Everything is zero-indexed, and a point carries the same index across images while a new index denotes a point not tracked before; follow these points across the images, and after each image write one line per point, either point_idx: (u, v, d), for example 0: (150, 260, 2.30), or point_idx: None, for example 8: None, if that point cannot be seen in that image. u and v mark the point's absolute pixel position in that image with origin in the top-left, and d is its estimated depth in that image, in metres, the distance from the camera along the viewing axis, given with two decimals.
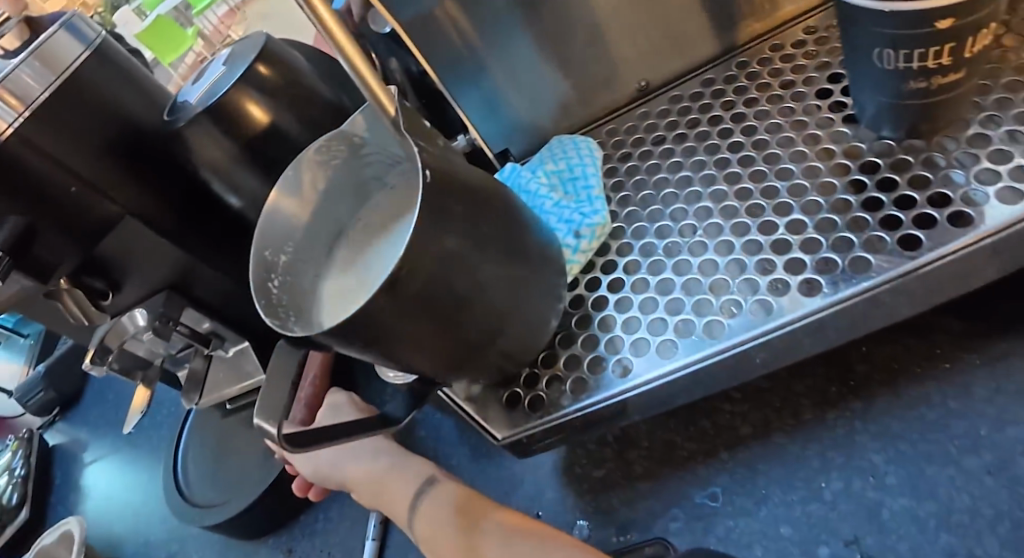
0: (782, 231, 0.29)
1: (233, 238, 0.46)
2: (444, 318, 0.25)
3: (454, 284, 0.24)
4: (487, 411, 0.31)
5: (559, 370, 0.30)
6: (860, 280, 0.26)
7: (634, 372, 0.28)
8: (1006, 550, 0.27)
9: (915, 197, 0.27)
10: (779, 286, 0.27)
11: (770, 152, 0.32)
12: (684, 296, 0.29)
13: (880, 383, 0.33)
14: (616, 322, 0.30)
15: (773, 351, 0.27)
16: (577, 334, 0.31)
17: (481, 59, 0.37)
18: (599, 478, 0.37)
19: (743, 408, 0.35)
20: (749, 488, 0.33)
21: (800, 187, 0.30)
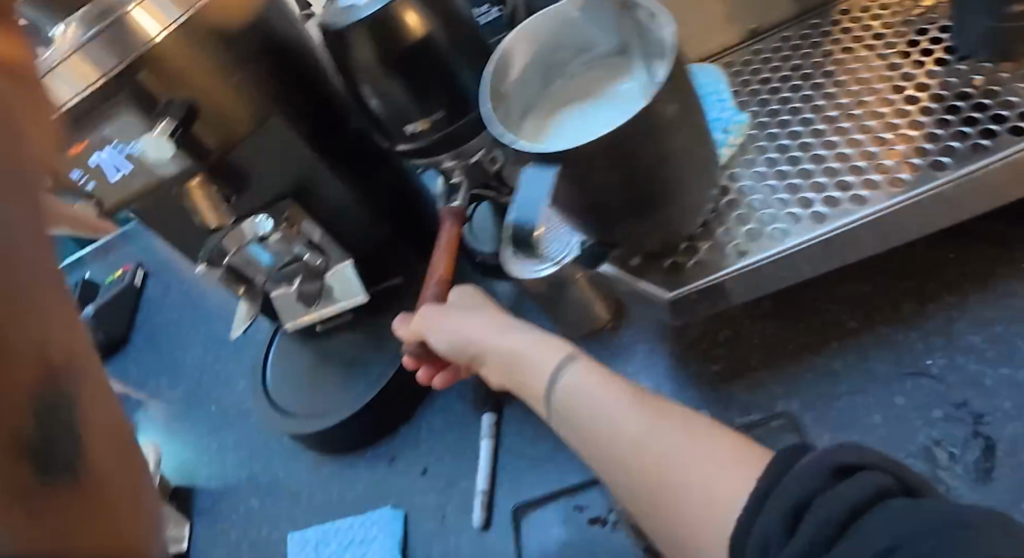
0: (905, 129, 0.34)
1: (351, 155, 0.47)
2: (653, 162, 0.29)
3: (667, 131, 0.28)
4: (653, 277, 0.34)
5: (717, 240, 0.34)
6: (981, 158, 0.31)
7: (788, 237, 0.33)
8: None
9: (1016, 99, 0.33)
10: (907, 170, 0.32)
11: (883, 73, 0.37)
12: (823, 180, 0.34)
13: (972, 280, 0.38)
14: (765, 202, 0.34)
15: (908, 219, 0.32)
16: (729, 213, 0.35)
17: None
18: (717, 371, 0.40)
19: (849, 305, 0.39)
20: (862, 369, 0.37)
21: (914, 97, 0.35)
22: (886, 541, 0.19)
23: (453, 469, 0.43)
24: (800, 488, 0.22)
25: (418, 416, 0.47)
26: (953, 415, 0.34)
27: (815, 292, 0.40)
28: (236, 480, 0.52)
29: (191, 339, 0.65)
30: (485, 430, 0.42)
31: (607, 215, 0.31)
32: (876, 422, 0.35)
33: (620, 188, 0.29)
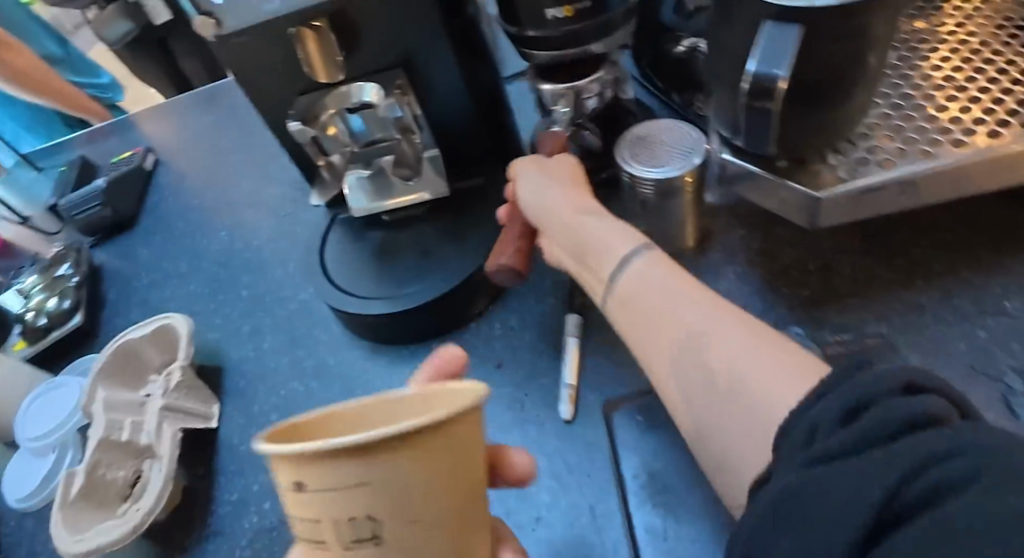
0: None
1: (466, 35, 0.46)
2: (855, 54, 0.30)
3: (878, 26, 0.29)
4: (800, 178, 0.37)
5: (864, 152, 0.37)
6: None
7: (935, 157, 0.37)
8: None
9: None
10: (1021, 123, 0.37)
11: (1004, 39, 0.42)
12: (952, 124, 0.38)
13: None
14: (908, 129, 0.38)
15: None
16: (872, 133, 0.38)
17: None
18: (806, 295, 0.42)
19: (935, 249, 0.42)
20: (947, 304, 0.40)
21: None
22: (945, 447, 0.17)
23: (531, 363, 0.43)
24: (864, 386, 0.19)
25: (489, 314, 0.47)
26: None
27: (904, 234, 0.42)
28: (275, 363, 0.50)
29: (213, 226, 0.62)
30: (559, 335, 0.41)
31: (799, 109, 0.32)
32: (961, 349, 0.38)
33: (823, 78, 0.30)
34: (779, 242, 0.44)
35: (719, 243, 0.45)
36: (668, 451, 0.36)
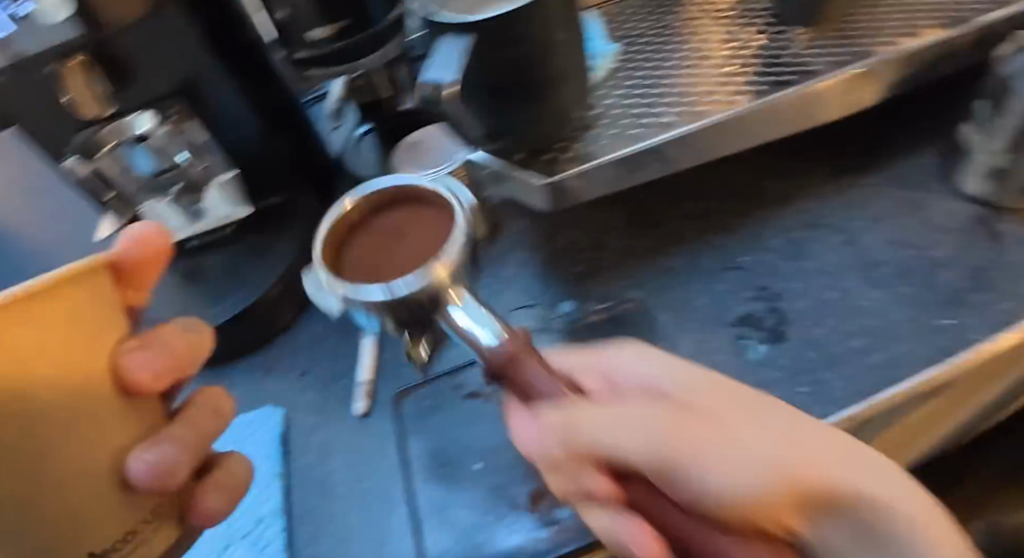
0: (736, 70, 0.44)
1: (244, 62, 0.48)
2: (536, 52, 0.34)
3: (551, 28, 0.34)
4: (534, 168, 0.40)
5: (590, 140, 0.41)
6: (788, 90, 0.42)
7: (649, 137, 0.41)
8: (857, 280, 0.42)
9: (818, 53, 0.44)
10: (736, 99, 0.42)
11: (723, 32, 0.47)
12: (680, 106, 0.42)
13: (774, 201, 0.47)
14: (630, 115, 0.42)
15: (736, 129, 0.42)
16: (599, 122, 0.42)
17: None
18: (577, 271, 0.46)
19: (688, 220, 0.47)
20: (693, 265, 0.45)
21: (746, 51, 0.46)
22: None
23: (335, 364, 0.45)
24: None
25: (300, 325, 0.49)
26: (758, 294, 0.43)
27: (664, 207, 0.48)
28: None
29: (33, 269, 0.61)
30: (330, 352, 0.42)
31: (501, 103, 0.36)
32: (702, 302, 0.43)
33: (514, 76, 0.35)
34: (557, 228, 0.49)
35: (508, 232, 0.49)
36: (448, 428, 0.40)
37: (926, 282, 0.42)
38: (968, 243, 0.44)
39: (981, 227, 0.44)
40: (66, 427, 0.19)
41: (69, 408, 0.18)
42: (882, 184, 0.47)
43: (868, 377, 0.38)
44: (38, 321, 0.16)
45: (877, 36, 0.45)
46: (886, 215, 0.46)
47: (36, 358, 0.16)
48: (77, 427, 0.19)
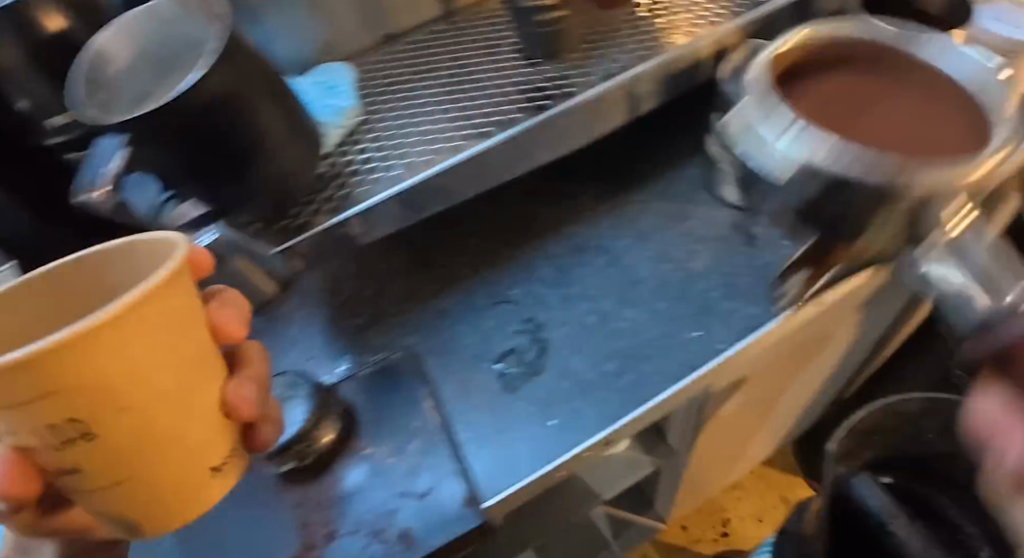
0: (477, 107, 0.45)
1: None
2: (233, 128, 0.36)
3: (240, 102, 0.35)
4: (266, 236, 0.41)
5: (321, 201, 0.42)
6: (513, 129, 0.43)
7: (376, 193, 0.42)
8: (616, 302, 0.44)
9: (553, 83, 0.46)
10: (465, 141, 0.44)
11: (474, 65, 0.48)
12: (411, 153, 0.43)
13: (548, 228, 0.49)
14: (362, 170, 0.43)
15: (469, 172, 0.43)
16: (332, 181, 0.43)
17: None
18: (359, 323, 0.47)
19: (466, 259, 0.48)
20: (467, 305, 0.46)
21: (494, 82, 0.46)
22: None
23: None
24: None
25: None
26: (523, 327, 0.44)
27: (442, 246, 0.49)
28: None
29: None
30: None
31: (215, 179, 0.37)
32: (470, 342, 0.44)
33: (216, 154, 0.36)
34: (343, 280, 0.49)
35: None
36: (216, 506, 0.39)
37: (682, 294, 0.43)
38: (725, 249, 0.45)
39: (739, 232, 0.46)
40: (171, 413, 0.20)
41: (182, 397, 0.20)
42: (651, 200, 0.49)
43: (619, 397, 0.40)
44: (133, 332, 0.17)
45: (602, 60, 0.47)
46: (653, 230, 0.47)
47: (145, 368, 0.18)
48: (179, 418, 0.20)
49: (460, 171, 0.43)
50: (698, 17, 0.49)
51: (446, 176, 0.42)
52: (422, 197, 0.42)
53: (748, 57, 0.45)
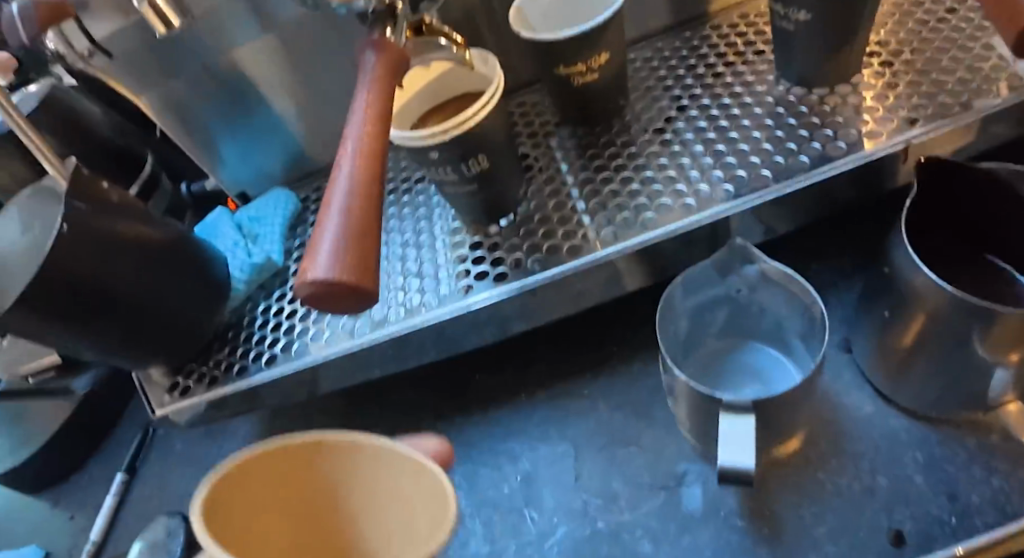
0: (393, 276, 0.39)
1: None
2: (84, 312, 0.34)
3: (89, 287, 0.34)
4: (155, 392, 0.41)
5: (211, 366, 0.41)
6: (415, 318, 0.36)
7: (254, 375, 0.38)
8: (508, 535, 0.36)
9: (487, 256, 0.37)
10: (366, 319, 0.38)
11: (410, 215, 0.41)
12: (310, 328, 0.39)
13: (478, 402, 0.42)
14: (256, 335, 0.41)
15: (370, 354, 0.37)
16: (231, 340, 0.41)
17: (244, 109, 0.46)
18: None
19: (386, 417, 0.44)
20: None
21: (423, 241, 0.40)
22: None
23: (87, 520, 0.49)
24: None
25: (78, 469, 0.53)
26: None
27: (368, 393, 0.45)
28: None
29: None
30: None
31: (79, 349, 0.36)
32: None
33: (75, 334, 0.34)
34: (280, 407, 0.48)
35: None
36: None
37: (580, 552, 0.34)
38: (661, 502, 0.35)
39: (687, 482, 0.35)
40: None
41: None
42: (598, 395, 0.40)
43: None
44: None
45: (548, 233, 0.37)
46: (586, 443, 0.38)
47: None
48: None
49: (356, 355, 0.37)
50: (695, 173, 0.36)
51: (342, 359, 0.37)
52: (317, 375, 0.38)
53: (731, 261, 0.33)
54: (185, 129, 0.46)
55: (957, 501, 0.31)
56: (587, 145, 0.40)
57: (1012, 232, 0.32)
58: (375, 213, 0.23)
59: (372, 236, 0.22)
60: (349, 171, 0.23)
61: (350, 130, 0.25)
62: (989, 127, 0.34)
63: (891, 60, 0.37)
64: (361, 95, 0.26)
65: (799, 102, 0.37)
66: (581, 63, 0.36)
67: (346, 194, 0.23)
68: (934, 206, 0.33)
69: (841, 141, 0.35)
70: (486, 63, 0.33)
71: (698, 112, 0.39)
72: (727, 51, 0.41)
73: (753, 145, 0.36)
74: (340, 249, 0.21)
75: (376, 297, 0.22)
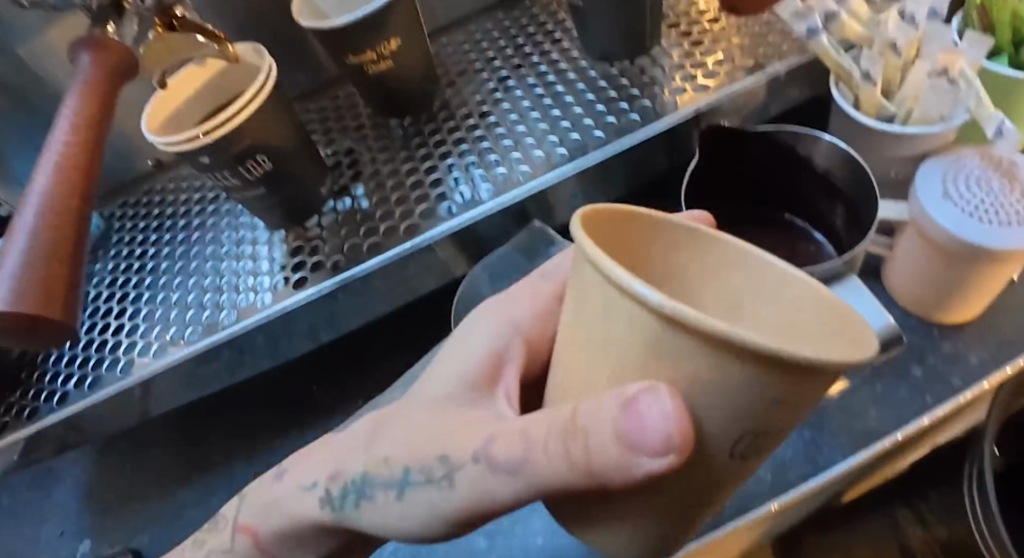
0: (196, 291, 0.36)
1: None
2: None
3: None
4: None
5: (0, 412, 0.36)
6: (219, 331, 0.33)
7: (44, 415, 0.34)
8: None
9: (293, 259, 0.35)
10: (165, 338, 0.34)
11: (212, 224, 0.39)
12: (101, 357, 0.35)
13: (318, 415, 0.40)
14: (48, 371, 0.36)
15: (180, 377, 0.34)
16: (24, 379, 0.36)
17: (31, 121, 0.42)
18: (110, 499, 0.42)
19: (225, 440, 0.41)
20: (207, 502, 0.40)
21: (228, 251, 0.37)
22: None
23: None
24: None
25: None
26: None
27: (206, 417, 0.43)
28: None
29: None
30: (362, 487, 0.20)
31: None
32: None
33: None
34: (112, 443, 0.44)
35: None
36: None
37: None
38: None
39: None
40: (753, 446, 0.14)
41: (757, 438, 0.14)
42: None
43: None
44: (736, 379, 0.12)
45: (362, 230, 0.35)
46: None
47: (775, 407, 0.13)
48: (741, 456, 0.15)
49: (160, 381, 0.34)
50: (496, 156, 0.35)
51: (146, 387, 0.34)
52: (121, 408, 0.35)
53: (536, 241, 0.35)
54: None
55: (773, 458, 0.32)
56: (400, 134, 0.39)
57: (798, 191, 0.33)
58: (78, 227, 0.21)
59: (74, 254, 0.20)
60: (48, 181, 0.21)
61: (60, 135, 0.23)
62: (779, 90, 0.35)
63: (689, 28, 0.37)
64: (69, 100, 0.23)
65: (603, 76, 0.37)
66: (368, 50, 0.34)
67: (38, 210, 0.20)
68: (727, 172, 0.33)
69: (634, 113, 0.35)
70: (258, 53, 0.31)
71: (507, 94, 0.38)
72: (537, 31, 0.40)
73: (553, 124, 0.36)
74: (23, 273, 0.19)
75: (72, 324, 0.19)
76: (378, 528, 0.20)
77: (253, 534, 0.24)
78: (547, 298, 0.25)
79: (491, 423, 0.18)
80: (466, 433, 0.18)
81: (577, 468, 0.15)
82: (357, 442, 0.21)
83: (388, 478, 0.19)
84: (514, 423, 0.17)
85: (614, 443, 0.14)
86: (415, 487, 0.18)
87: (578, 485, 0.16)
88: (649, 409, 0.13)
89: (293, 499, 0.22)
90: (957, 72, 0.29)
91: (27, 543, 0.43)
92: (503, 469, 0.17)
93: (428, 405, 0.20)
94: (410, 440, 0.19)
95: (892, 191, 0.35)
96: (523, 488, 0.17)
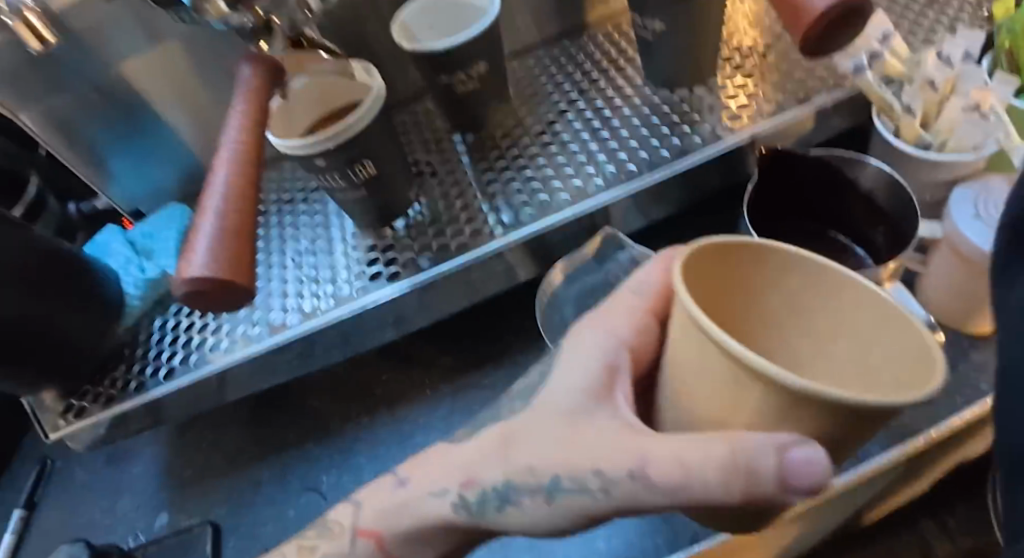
0: (291, 282, 0.39)
1: None
2: None
3: None
4: (48, 416, 0.39)
5: (106, 386, 0.39)
6: (315, 318, 0.37)
7: (150, 388, 0.38)
8: None
9: (381, 256, 0.39)
10: (264, 324, 0.38)
11: (303, 223, 0.42)
12: (203, 338, 0.38)
13: (386, 403, 0.43)
14: (151, 350, 0.39)
15: (275, 358, 0.37)
16: (127, 358, 0.40)
17: (131, 127, 0.45)
18: (187, 474, 0.45)
19: (297, 423, 0.44)
20: (281, 480, 0.43)
21: (320, 247, 0.41)
22: None
23: None
24: None
25: None
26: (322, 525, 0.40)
27: (280, 402, 0.46)
28: None
29: None
30: (506, 492, 0.21)
31: None
32: (267, 531, 0.41)
33: None
34: (189, 424, 0.47)
35: None
36: None
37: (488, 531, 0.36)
38: None
39: None
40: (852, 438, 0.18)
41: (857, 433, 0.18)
42: (499, 385, 0.42)
43: None
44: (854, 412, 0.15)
45: (445, 233, 0.39)
46: None
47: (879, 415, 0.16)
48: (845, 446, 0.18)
49: (258, 361, 0.37)
50: (570, 170, 0.39)
51: (245, 366, 0.37)
52: (219, 385, 0.38)
53: (606, 247, 0.37)
54: (70, 144, 0.44)
55: None
56: (477, 148, 0.42)
57: (843, 210, 0.36)
58: (249, 215, 0.25)
59: (250, 231, 0.24)
60: (228, 171, 0.26)
61: (228, 139, 0.27)
62: (825, 120, 0.39)
63: (742, 62, 0.41)
64: (235, 107, 0.28)
65: (665, 102, 0.41)
66: (460, 72, 0.38)
67: (221, 201, 0.24)
68: (779, 191, 0.37)
69: (696, 136, 0.38)
70: (370, 75, 0.36)
71: (577, 115, 0.42)
72: (602, 61, 0.44)
73: (620, 144, 0.39)
74: (216, 248, 0.23)
75: (253, 290, 0.23)
76: (517, 525, 0.22)
77: (376, 537, 0.24)
78: (648, 308, 0.24)
79: (635, 439, 0.19)
80: (611, 454, 0.19)
81: (733, 492, 0.17)
82: (491, 449, 0.22)
83: (535, 485, 0.21)
84: (662, 446, 0.18)
85: (767, 479, 0.17)
86: (565, 493, 0.20)
87: (724, 504, 0.18)
88: (801, 454, 0.16)
89: (424, 504, 0.23)
90: (990, 107, 0.33)
91: (106, 513, 0.45)
92: (654, 489, 0.18)
93: (559, 423, 0.21)
94: (554, 456, 0.20)
95: (927, 213, 0.38)
96: (674, 500, 0.19)
